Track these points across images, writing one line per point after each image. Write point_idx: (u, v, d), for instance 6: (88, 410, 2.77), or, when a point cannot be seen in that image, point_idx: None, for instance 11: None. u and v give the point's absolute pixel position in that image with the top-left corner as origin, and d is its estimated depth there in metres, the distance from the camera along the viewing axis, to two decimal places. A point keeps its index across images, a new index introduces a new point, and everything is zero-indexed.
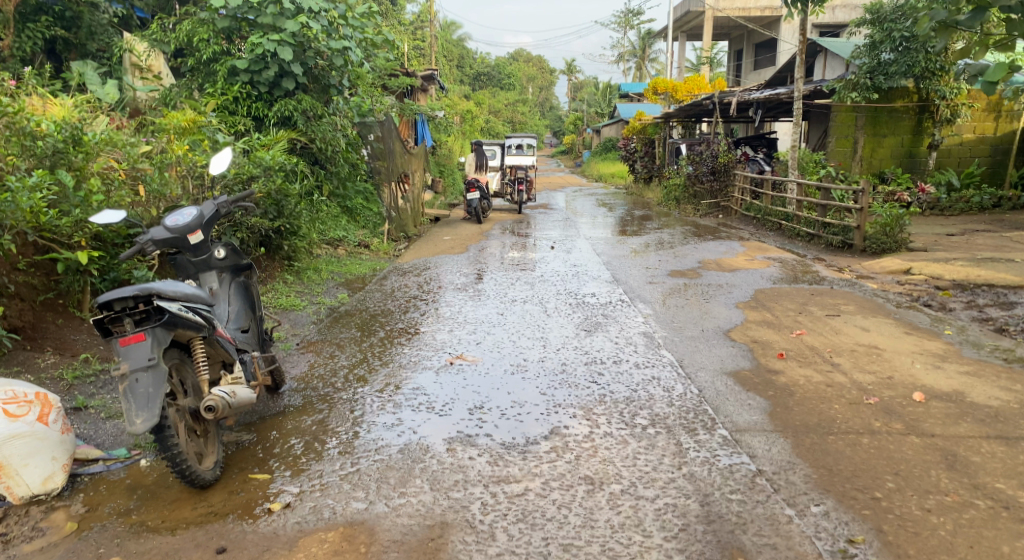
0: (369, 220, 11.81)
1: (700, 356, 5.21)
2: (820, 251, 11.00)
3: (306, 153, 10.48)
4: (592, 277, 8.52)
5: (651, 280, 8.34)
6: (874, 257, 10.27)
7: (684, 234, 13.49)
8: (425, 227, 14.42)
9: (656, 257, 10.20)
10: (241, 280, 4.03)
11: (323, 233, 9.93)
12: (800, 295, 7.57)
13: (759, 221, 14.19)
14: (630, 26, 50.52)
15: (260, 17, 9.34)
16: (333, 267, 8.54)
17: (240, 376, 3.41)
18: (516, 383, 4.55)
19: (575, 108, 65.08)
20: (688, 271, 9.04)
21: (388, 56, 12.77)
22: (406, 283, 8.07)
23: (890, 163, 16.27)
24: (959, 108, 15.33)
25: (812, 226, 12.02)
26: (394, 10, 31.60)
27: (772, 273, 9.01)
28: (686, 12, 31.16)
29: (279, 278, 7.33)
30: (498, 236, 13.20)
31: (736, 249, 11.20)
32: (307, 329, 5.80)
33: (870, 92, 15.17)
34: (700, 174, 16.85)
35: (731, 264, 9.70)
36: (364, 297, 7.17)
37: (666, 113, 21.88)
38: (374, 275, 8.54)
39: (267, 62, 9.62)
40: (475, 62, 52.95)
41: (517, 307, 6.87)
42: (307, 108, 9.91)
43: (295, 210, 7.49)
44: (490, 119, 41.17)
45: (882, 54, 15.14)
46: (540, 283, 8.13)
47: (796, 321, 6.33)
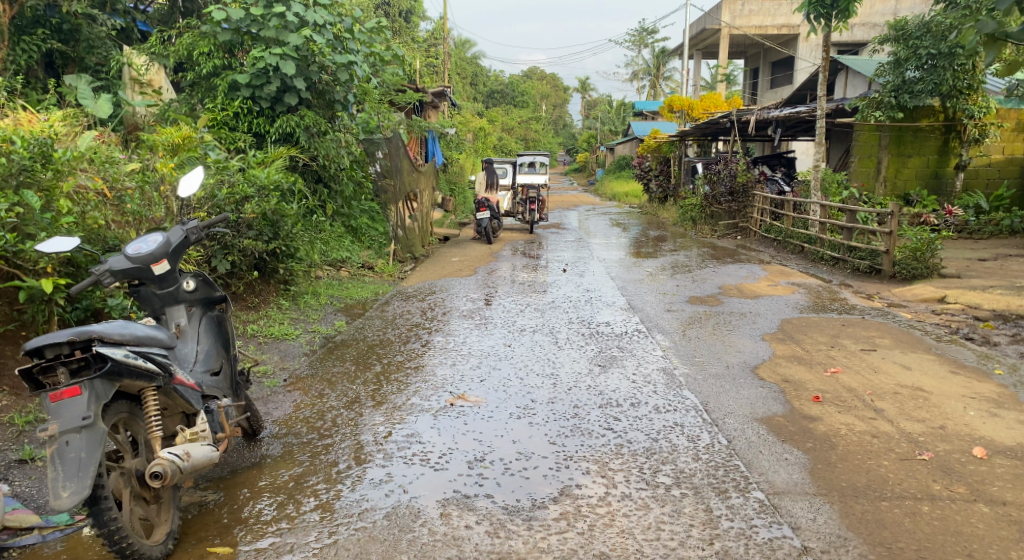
0: (374, 241, 11.39)
1: (725, 398, 4.71)
2: (846, 277, 10.47)
3: (310, 171, 10.13)
4: (606, 303, 8.05)
5: (669, 308, 7.84)
6: (905, 283, 9.74)
7: (702, 256, 13.01)
8: (433, 247, 14.00)
9: (673, 281, 9.73)
10: (213, 314, 3.63)
11: (325, 254, 9.55)
12: (830, 326, 7.05)
13: (780, 243, 13.68)
14: (644, 45, 50.31)
15: (263, 30, 8.99)
16: (333, 291, 8.15)
17: (200, 431, 3.02)
18: (523, 430, 4.08)
19: (590, 127, 64.84)
20: (708, 298, 8.53)
21: (397, 72, 12.45)
22: (408, 309, 7.62)
23: (915, 184, 15.74)
24: (988, 127, 14.81)
25: (836, 250, 11.50)
26: (408, 28, 31.47)
27: (798, 301, 8.50)
28: (702, 31, 30.88)
29: (274, 303, 6.93)
30: (509, 257, 12.77)
31: (757, 274, 10.69)
32: (297, 363, 5.36)
33: (895, 111, 14.78)
34: (717, 194, 16.37)
35: (753, 290, 9.18)
36: (362, 325, 6.72)
37: (681, 132, 21.44)
38: (377, 300, 8.09)
39: (269, 77, 9.29)
40: (489, 81, 52.83)
41: (526, 338, 6.40)
42: (311, 124, 9.53)
43: (292, 231, 7.07)
44: (503, 137, 40.91)
45: (906, 72, 14.66)
46: (551, 310, 7.67)
47: (828, 357, 5.83)
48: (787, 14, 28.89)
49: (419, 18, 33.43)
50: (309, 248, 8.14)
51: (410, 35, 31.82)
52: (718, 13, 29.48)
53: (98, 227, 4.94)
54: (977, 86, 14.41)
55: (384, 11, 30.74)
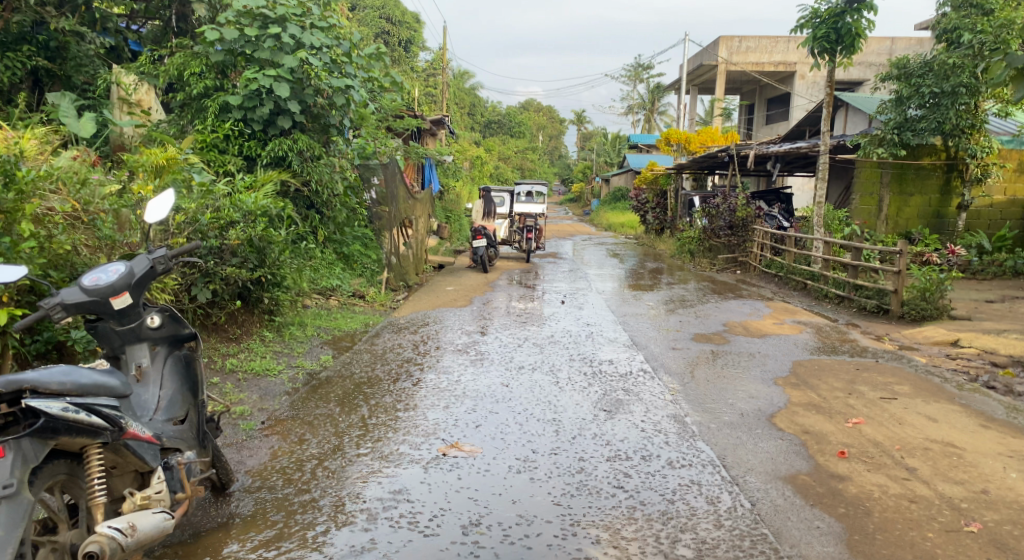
0: (366, 268, 10.92)
1: (743, 450, 4.34)
2: (853, 316, 10.15)
3: (301, 196, 9.77)
4: (607, 339, 7.69)
5: (674, 346, 7.47)
6: (914, 325, 9.43)
7: (702, 291, 12.68)
8: (427, 275, 13.62)
9: (676, 317, 9.38)
10: (181, 353, 3.22)
11: (314, 282, 9.19)
12: (844, 369, 6.70)
13: (781, 279, 13.39)
14: (640, 79, 50.53)
15: (257, 51, 8.68)
16: (321, 321, 7.77)
17: (151, 493, 2.77)
18: (524, 487, 3.71)
19: (584, 158, 64.93)
20: (713, 336, 8.18)
21: (393, 97, 12.18)
22: (400, 341, 7.23)
23: (917, 223, 15.52)
24: (990, 167, 14.61)
25: (841, 288, 11.20)
26: (406, 56, 31.36)
27: (806, 341, 8.17)
28: (698, 66, 30.93)
29: (257, 334, 6.54)
30: (504, 287, 12.41)
31: (761, 311, 10.35)
32: (278, 402, 4.95)
33: (898, 149, 14.53)
34: (716, 228, 16.08)
35: (759, 329, 8.84)
36: (350, 359, 6.33)
37: (679, 165, 21.25)
38: (367, 331, 7.71)
39: (262, 99, 8.94)
40: (485, 110, 52.87)
41: (524, 377, 6.01)
42: (304, 147, 9.19)
43: (280, 258, 6.66)
44: (499, 166, 40.75)
45: (908, 110, 14.53)
46: (550, 346, 7.29)
47: (847, 405, 5.47)
48: (784, 51, 28.95)
49: (417, 46, 33.37)
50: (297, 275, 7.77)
51: (407, 64, 31.72)
52: (716, 48, 29.50)
53: (66, 253, 4.57)
54: (980, 126, 14.19)
55: (382, 39, 30.64)
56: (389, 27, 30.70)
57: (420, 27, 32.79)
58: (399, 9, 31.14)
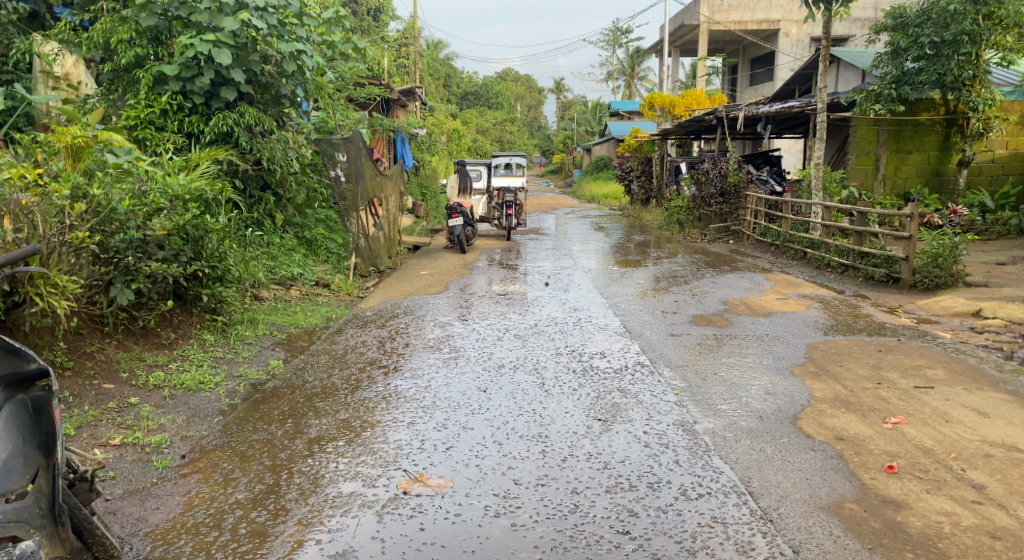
0: (332, 252, 10.18)
1: (769, 470, 3.59)
2: (859, 287, 9.40)
3: (256, 176, 8.87)
4: (597, 327, 6.90)
5: (672, 332, 6.71)
6: (928, 294, 8.69)
7: (694, 264, 11.92)
8: (401, 258, 12.76)
9: (671, 296, 8.59)
10: (23, 399, 2.64)
11: (272, 272, 8.36)
12: (865, 353, 5.94)
13: (778, 248, 12.61)
14: (619, 45, 49.34)
15: (195, 14, 7.78)
16: (275, 317, 6.94)
17: None
18: (504, 540, 2.94)
19: (565, 128, 63.75)
20: (714, 317, 7.41)
21: (354, 64, 11.28)
22: (364, 339, 6.40)
23: (916, 182, 14.78)
24: (992, 121, 13.83)
25: (845, 256, 10.45)
26: (376, 27, 30.29)
27: (816, 318, 7.40)
28: (679, 27, 29.89)
29: (197, 338, 5.65)
30: (484, 268, 11.57)
31: (761, 285, 9.58)
32: (207, 427, 4.12)
33: (895, 104, 13.72)
34: (706, 195, 15.26)
35: (763, 306, 8.06)
36: (304, 364, 5.50)
37: (664, 130, 20.34)
38: (327, 327, 6.85)
39: (200, 67, 8.03)
40: (463, 82, 51.64)
41: (505, 379, 5.21)
42: (253, 121, 8.31)
43: (220, 249, 5.81)
44: (478, 138, 39.73)
45: (906, 63, 13.75)
46: (532, 337, 6.49)
47: (878, 399, 4.71)
48: (766, 9, 27.91)
49: (389, 17, 32.27)
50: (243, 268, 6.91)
51: (378, 34, 30.65)
52: (697, 8, 28.36)
53: None
54: (981, 77, 13.39)
55: (350, 10, 29.55)
56: None
57: None
58: None
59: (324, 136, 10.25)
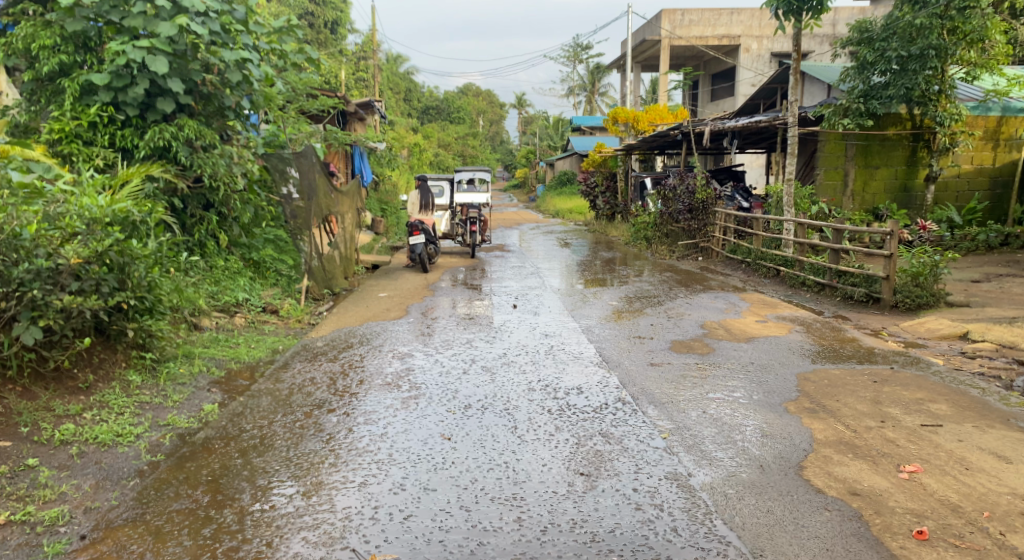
0: (281, 275, 9.55)
1: (783, 538, 3.16)
2: (838, 307, 9.04)
3: (196, 194, 8.26)
4: (571, 357, 6.37)
5: (651, 361, 6.22)
6: (910, 316, 8.35)
7: (666, 283, 11.50)
8: (358, 278, 12.13)
9: (646, 319, 8.13)
10: None
11: (214, 299, 7.89)
12: (860, 385, 5.50)
13: (749, 265, 12.27)
14: (579, 60, 49.37)
15: (127, 19, 7.22)
16: (214, 350, 6.31)
17: None
18: None
19: (527, 143, 63.62)
20: (694, 343, 6.94)
21: (307, 75, 10.70)
22: (314, 376, 5.77)
23: (884, 198, 14.56)
24: (958, 135, 13.66)
25: (820, 275, 10.07)
26: (333, 40, 29.79)
27: (800, 344, 6.98)
28: (640, 42, 29.80)
29: (121, 379, 4.98)
30: (448, 288, 11.01)
31: (738, 306, 9.17)
32: (119, 495, 3.48)
33: (864, 118, 13.47)
34: (673, 212, 14.88)
35: (743, 330, 7.61)
36: (242, 409, 4.86)
37: (629, 145, 20.02)
38: (273, 362, 6.21)
39: (133, 75, 7.40)
40: (423, 96, 51.20)
41: (472, 422, 4.65)
42: (193, 134, 7.70)
43: (148, 277, 5.16)
44: (440, 153, 39.27)
45: (872, 76, 13.61)
46: (501, 369, 5.93)
47: (885, 440, 4.25)
48: (727, 24, 27.90)
49: (347, 30, 31.75)
50: (174, 295, 6.25)
51: (336, 48, 30.11)
52: (658, 23, 28.28)
53: None
54: (947, 92, 13.26)
55: (307, 22, 29.01)
56: (314, 9, 29.18)
57: (347, 8, 31.13)
58: None
59: (274, 150, 9.70)
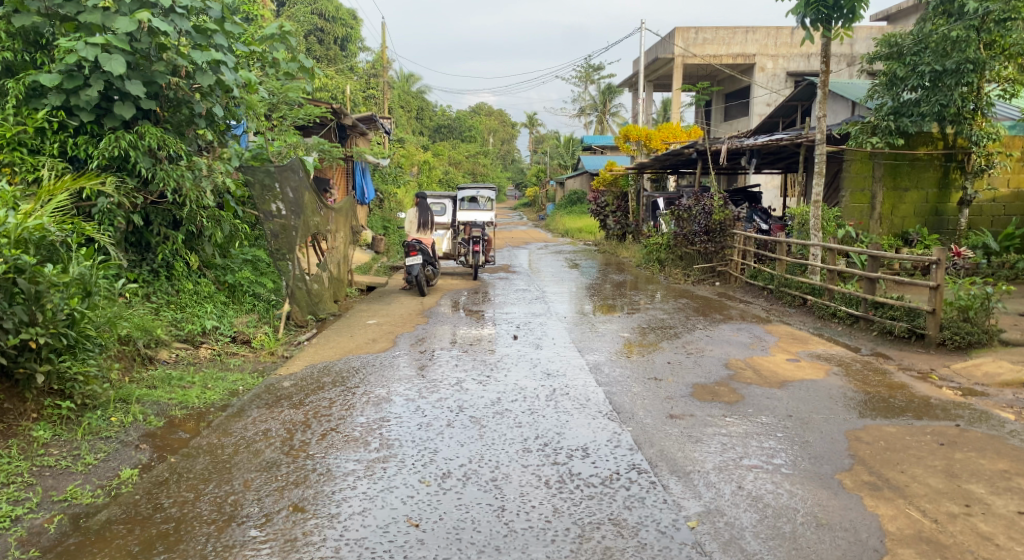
0: (259, 299, 8.64)
1: None
2: (875, 344, 8.08)
3: (161, 210, 7.44)
4: (578, 405, 5.44)
5: (671, 413, 5.27)
6: (961, 356, 7.35)
7: (681, 311, 10.52)
8: (348, 301, 11.21)
9: (663, 356, 7.20)
10: None
11: (176, 329, 7.06)
12: (925, 449, 4.54)
13: (773, 293, 11.25)
14: (590, 80, 48.72)
15: (83, 13, 6.42)
16: (160, 392, 5.45)
17: None
18: None
19: (537, 162, 62.88)
20: (719, 389, 5.98)
21: (300, 83, 9.92)
22: (269, 428, 4.86)
23: (914, 222, 13.46)
24: (994, 156, 12.64)
25: (853, 306, 9.09)
26: (342, 56, 29.17)
27: (843, 390, 6.01)
28: (653, 60, 29.00)
29: (26, 435, 4.23)
30: (443, 315, 10.06)
31: (764, 340, 8.20)
32: None
33: (894, 137, 12.43)
34: (688, 233, 13.87)
35: (775, 371, 6.63)
36: (167, 475, 4.01)
37: (641, 164, 19.13)
38: (225, 407, 5.29)
39: (88, 76, 6.53)
40: (434, 114, 50.68)
41: (449, 499, 3.80)
42: (155, 144, 6.87)
43: (64, 312, 4.47)
44: (448, 171, 38.47)
45: (902, 93, 12.54)
46: (491, 421, 5.03)
47: (981, 538, 3.45)
48: (742, 43, 26.86)
49: (357, 46, 31.17)
50: (106, 329, 5.47)
51: (346, 64, 29.57)
52: (671, 41, 27.53)
53: None
54: (983, 110, 12.15)
55: (316, 38, 28.49)
56: (323, 24, 28.60)
57: (357, 25, 30.59)
58: (333, 3, 28.91)
59: (260, 164, 8.99)
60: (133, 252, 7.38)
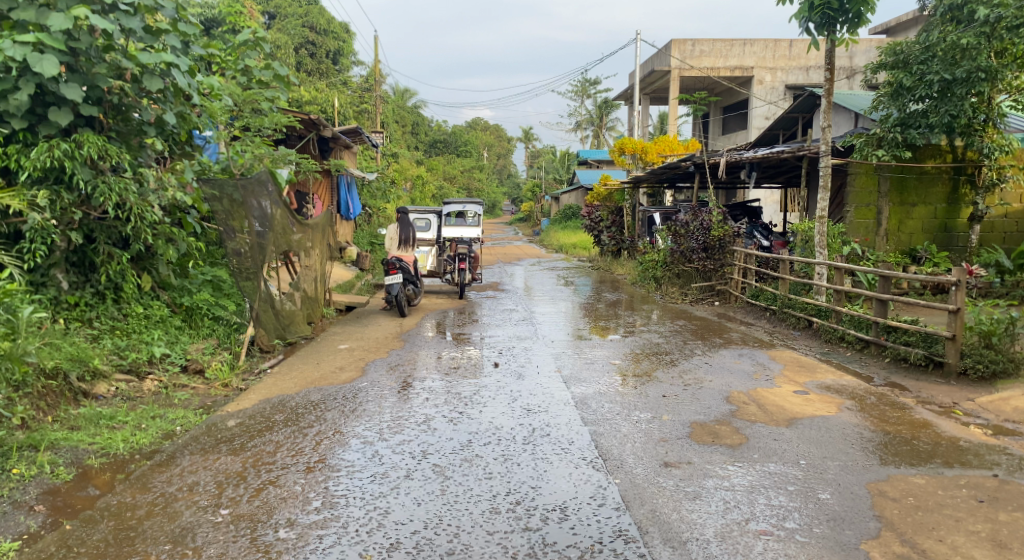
0: (220, 322, 7.99)
1: None
2: (889, 373, 7.42)
3: (107, 226, 6.77)
4: (560, 449, 4.77)
5: (665, 460, 4.59)
6: (985, 387, 6.69)
7: (678, 333, 9.86)
8: (324, 323, 10.53)
9: (659, 387, 6.52)
10: None
11: (117, 358, 6.43)
12: (964, 508, 3.88)
13: (775, 314, 10.59)
14: (587, 95, 48.33)
15: (14, 11, 5.82)
16: (81, 435, 4.80)
17: None
18: None
19: (534, 177, 62.37)
20: (720, 429, 5.30)
21: (276, 97, 9.21)
22: (196, 481, 4.17)
23: (921, 239, 12.83)
24: (1006, 170, 12.04)
25: (863, 329, 8.44)
26: (334, 70, 28.66)
27: (859, 429, 5.34)
28: (649, 73, 28.51)
29: None
30: (423, 338, 9.40)
31: (768, 369, 7.50)
32: None
33: (901, 150, 11.85)
34: (685, 250, 13.21)
35: (781, 407, 5.94)
36: (54, 549, 3.42)
37: (637, 179, 18.52)
38: (153, 454, 4.62)
39: (17, 79, 5.89)
40: (429, 130, 50.22)
41: None
42: (95, 154, 6.23)
43: None
44: (443, 186, 37.92)
45: (908, 103, 11.85)
46: (457, 469, 4.38)
47: None
48: (739, 55, 26.39)
49: (350, 60, 30.70)
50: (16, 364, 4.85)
51: (337, 78, 29.02)
52: (667, 54, 27.07)
53: None
54: (995, 120, 11.54)
55: (307, 52, 27.96)
56: (315, 38, 28.13)
57: (349, 39, 30.10)
58: (324, 17, 28.39)
59: (230, 177, 8.70)
60: (75, 273, 6.74)
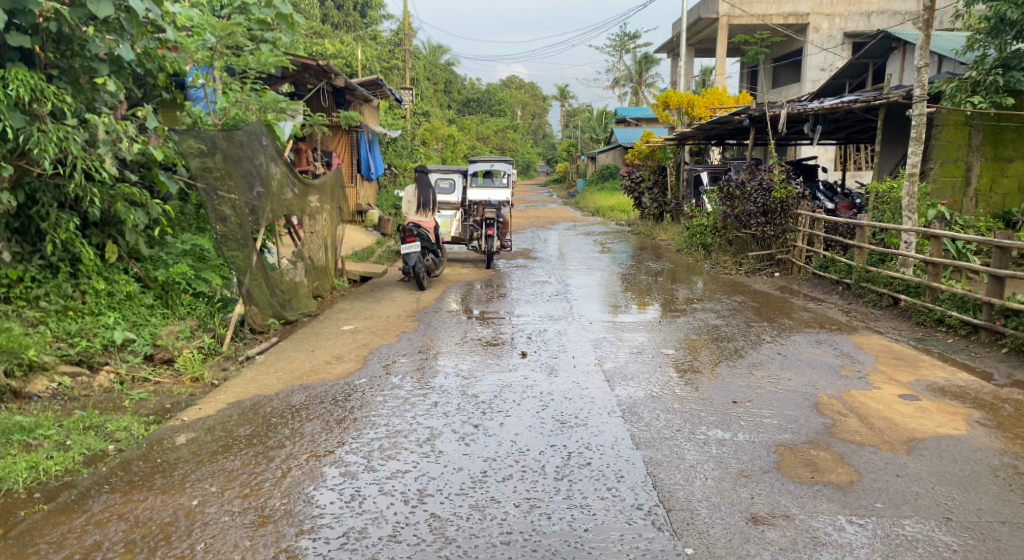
0: (203, 298, 6.80)
1: None
2: (1011, 367, 5.98)
3: (51, 185, 5.61)
4: (605, 489, 3.51)
5: (752, 513, 3.29)
6: None
7: (736, 311, 8.48)
8: (333, 297, 9.34)
9: (728, 389, 5.17)
10: None
11: (60, 346, 5.31)
12: None
13: (850, 289, 9.12)
14: (626, 50, 46.14)
15: None
16: None
17: None
18: None
19: (570, 137, 60.40)
20: (819, 457, 3.97)
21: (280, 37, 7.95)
22: (99, 543, 3.06)
23: (1017, 199, 11.04)
24: None
25: (969, 311, 6.97)
26: (361, 23, 27.20)
27: (1009, 458, 3.96)
28: (694, 22, 26.58)
29: None
30: (441, 315, 8.16)
31: (857, 361, 6.12)
32: None
33: (1002, 96, 10.12)
34: (740, 214, 11.69)
35: (891, 421, 4.56)
36: None
37: (682, 135, 16.88)
38: (60, 492, 3.48)
39: None
40: (462, 88, 48.52)
41: None
42: (23, 94, 4.99)
43: None
44: (475, 147, 36.40)
45: (1011, 40, 10.00)
46: (460, 526, 3.16)
47: None
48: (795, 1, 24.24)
49: (378, 13, 29.15)
50: None
51: (365, 32, 27.54)
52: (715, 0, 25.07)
53: None
54: None
55: (333, 4, 26.52)
56: None
57: None
58: None
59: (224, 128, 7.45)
60: (17, 242, 5.60)
